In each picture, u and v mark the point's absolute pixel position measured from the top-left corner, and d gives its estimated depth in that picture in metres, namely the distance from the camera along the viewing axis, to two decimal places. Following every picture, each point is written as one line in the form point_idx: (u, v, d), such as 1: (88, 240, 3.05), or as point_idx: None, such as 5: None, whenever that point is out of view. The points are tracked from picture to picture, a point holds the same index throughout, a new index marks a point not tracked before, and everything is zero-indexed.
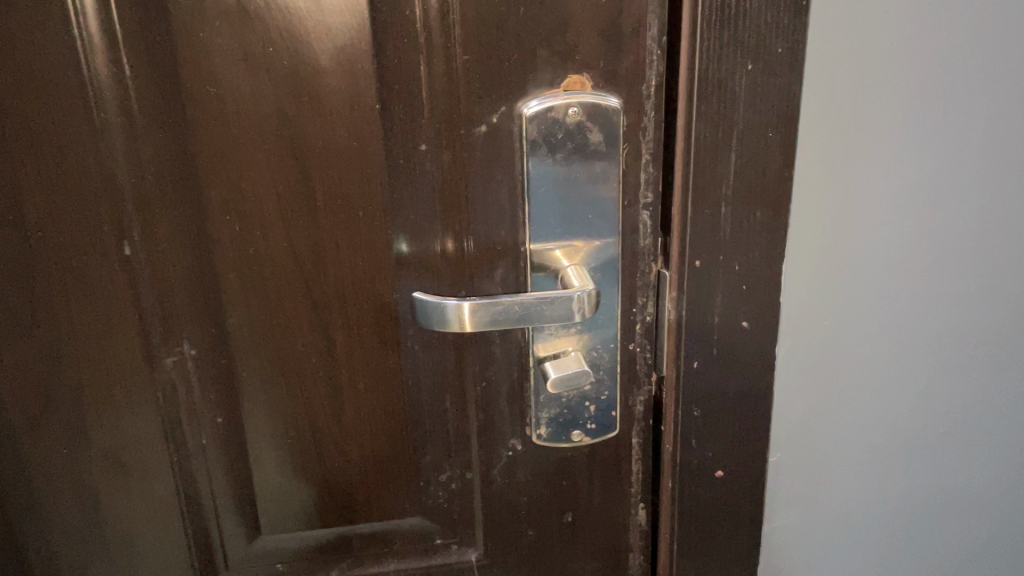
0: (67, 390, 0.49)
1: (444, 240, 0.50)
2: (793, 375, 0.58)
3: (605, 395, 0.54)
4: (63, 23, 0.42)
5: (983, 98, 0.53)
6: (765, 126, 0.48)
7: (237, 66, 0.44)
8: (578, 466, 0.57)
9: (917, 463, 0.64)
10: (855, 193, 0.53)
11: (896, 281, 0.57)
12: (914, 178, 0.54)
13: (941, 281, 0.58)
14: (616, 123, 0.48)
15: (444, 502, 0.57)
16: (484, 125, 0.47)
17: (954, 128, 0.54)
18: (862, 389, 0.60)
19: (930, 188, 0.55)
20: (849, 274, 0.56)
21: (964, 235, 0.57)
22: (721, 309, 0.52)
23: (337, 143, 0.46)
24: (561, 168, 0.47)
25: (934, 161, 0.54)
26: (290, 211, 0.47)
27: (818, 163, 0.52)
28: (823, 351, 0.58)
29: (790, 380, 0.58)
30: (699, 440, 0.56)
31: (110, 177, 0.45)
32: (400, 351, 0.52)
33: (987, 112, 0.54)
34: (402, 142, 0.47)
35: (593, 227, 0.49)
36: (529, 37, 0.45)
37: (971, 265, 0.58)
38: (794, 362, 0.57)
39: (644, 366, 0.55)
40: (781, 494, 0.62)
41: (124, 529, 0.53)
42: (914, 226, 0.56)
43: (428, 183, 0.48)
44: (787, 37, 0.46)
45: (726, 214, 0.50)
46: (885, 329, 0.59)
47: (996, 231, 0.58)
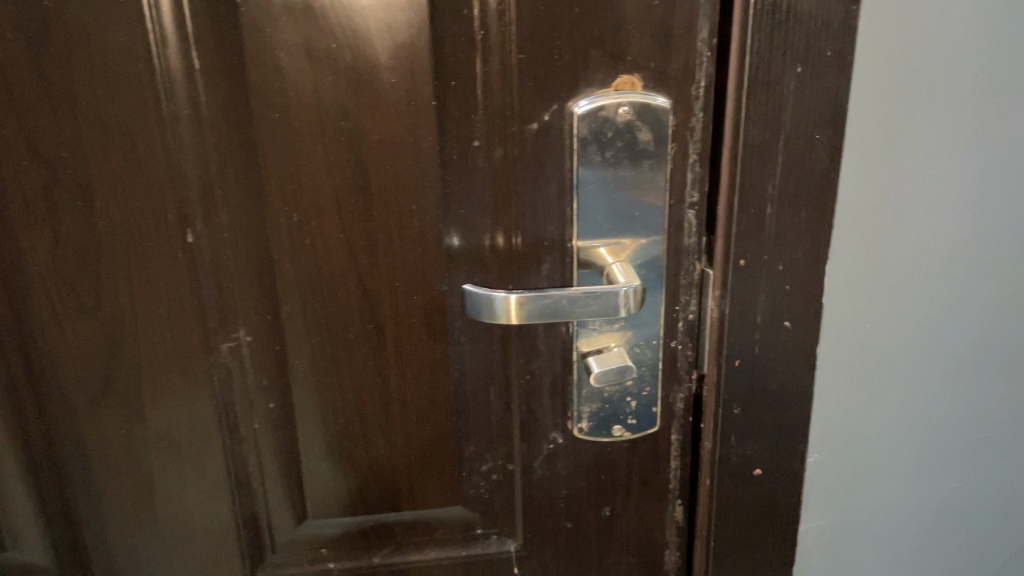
0: (127, 372, 0.51)
1: (493, 234, 0.51)
2: (835, 375, 0.58)
3: (646, 391, 0.55)
4: (137, 17, 0.43)
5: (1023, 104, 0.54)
6: (812, 128, 0.49)
7: (300, 61, 0.45)
8: (618, 461, 0.58)
9: (952, 466, 0.65)
10: (901, 194, 0.54)
11: (939, 284, 0.58)
12: (959, 180, 0.55)
13: (981, 285, 0.59)
14: (666, 122, 0.49)
15: (485, 493, 0.58)
16: (535, 123, 0.48)
17: (1000, 131, 0.54)
18: (901, 391, 0.60)
19: (975, 191, 0.55)
20: (893, 275, 0.56)
21: (1005, 240, 0.58)
22: (764, 308, 0.53)
23: (393, 138, 0.48)
24: (610, 167, 0.49)
25: (979, 165, 0.55)
26: (346, 202, 0.49)
27: (866, 162, 0.52)
28: (865, 352, 0.58)
29: (833, 380, 0.58)
30: (738, 438, 0.57)
31: (176, 167, 0.47)
32: (447, 343, 0.53)
33: None
34: (456, 138, 0.48)
35: (639, 224, 0.51)
36: (583, 37, 0.46)
37: (1005, 269, 0.59)
38: (836, 361, 0.57)
39: (686, 364, 0.56)
40: (817, 497, 0.62)
41: (176, 509, 0.55)
42: (958, 230, 0.56)
43: (479, 178, 0.50)
44: (837, 41, 0.47)
45: (772, 215, 0.50)
46: (923, 333, 0.59)
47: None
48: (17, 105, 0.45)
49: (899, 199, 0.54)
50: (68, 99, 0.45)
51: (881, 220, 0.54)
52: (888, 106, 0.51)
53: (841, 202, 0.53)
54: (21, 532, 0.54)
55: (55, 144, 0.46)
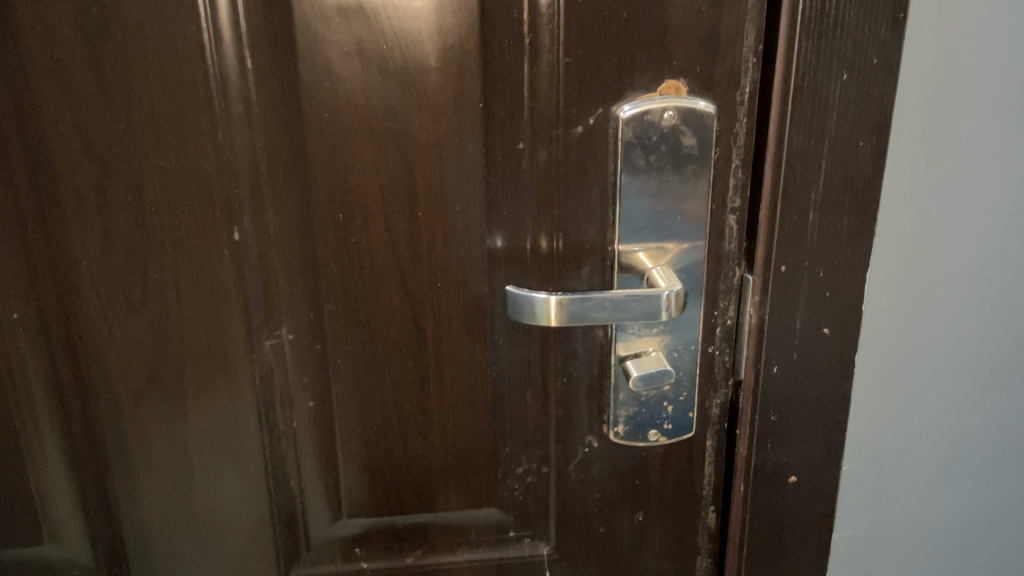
0: (171, 368, 0.51)
1: (535, 237, 0.51)
2: (872, 382, 0.58)
3: (683, 396, 0.55)
4: (194, 17, 0.44)
5: None
6: (856, 135, 0.49)
7: (351, 62, 0.46)
8: (652, 466, 0.58)
9: (986, 478, 0.65)
10: (942, 202, 0.54)
11: (977, 293, 0.58)
12: (1000, 189, 0.55)
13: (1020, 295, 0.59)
14: (711, 127, 0.49)
15: (519, 496, 0.58)
16: (581, 126, 0.48)
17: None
18: (937, 401, 0.60)
19: (1015, 200, 0.55)
20: (932, 283, 0.56)
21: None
22: (803, 315, 0.53)
23: (438, 139, 0.48)
24: (653, 171, 0.49)
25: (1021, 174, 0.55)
26: (392, 203, 0.49)
27: (907, 169, 0.52)
28: (902, 360, 0.58)
29: (869, 387, 0.58)
30: (774, 445, 0.56)
31: (226, 165, 0.47)
32: (486, 344, 0.54)
33: None
34: (501, 140, 0.49)
35: (681, 229, 0.51)
36: (630, 42, 0.47)
37: None
38: (873, 368, 0.57)
39: (722, 370, 0.56)
40: (850, 505, 0.62)
41: (215, 505, 0.55)
42: (998, 239, 0.56)
43: (524, 181, 0.50)
44: (883, 49, 0.47)
45: (814, 221, 0.50)
46: (960, 344, 0.59)
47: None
48: (73, 102, 0.45)
49: (940, 207, 0.54)
50: (122, 95, 0.45)
51: (921, 228, 0.54)
52: (931, 113, 0.51)
53: (882, 208, 0.53)
54: (60, 525, 0.55)
55: (108, 140, 0.46)
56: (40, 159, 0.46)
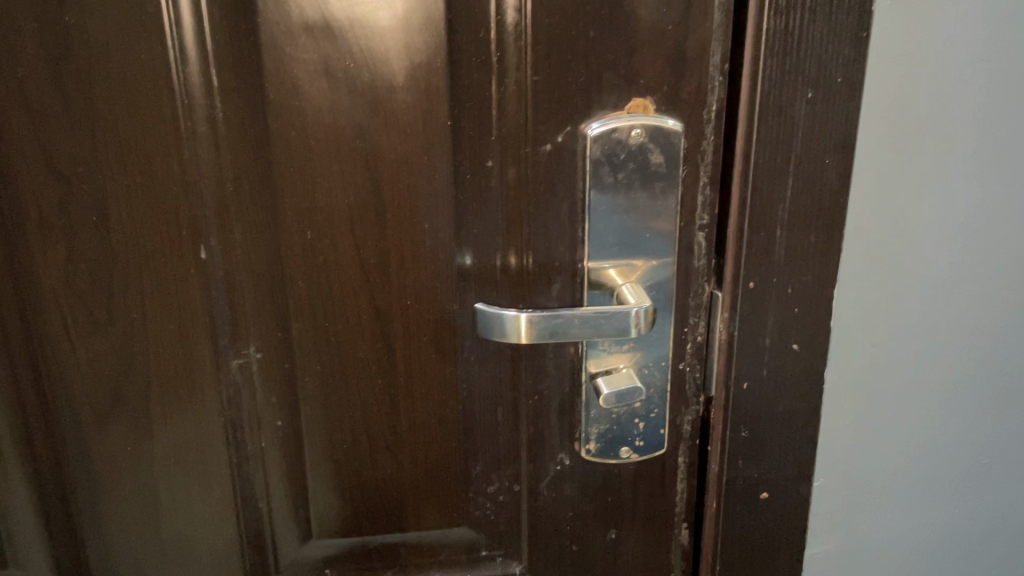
0: (136, 388, 0.51)
1: (505, 254, 0.51)
2: (842, 396, 0.58)
3: (654, 412, 0.55)
4: (159, 34, 0.44)
5: None
6: (822, 152, 0.49)
7: (318, 79, 0.46)
8: (624, 483, 0.58)
9: (957, 492, 0.65)
10: (908, 216, 0.54)
11: (944, 307, 0.58)
12: (965, 204, 0.55)
13: (987, 309, 0.59)
14: (678, 145, 0.49)
15: (491, 515, 0.58)
16: (549, 144, 0.48)
17: (1004, 156, 0.55)
18: (907, 415, 0.61)
19: (979, 215, 0.56)
20: (900, 297, 0.56)
21: (1010, 264, 0.58)
22: (772, 331, 0.53)
23: (407, 156, 0.48)
24: (621, 189, 0.49)
25: (985, 189, 0.55)
26: (360, 221, 0.49)
27: (873, 185, 0.53)
28: (872, 374, 0.58)
29: (840, 401, 0.58)
30: (745, 461, 0.56)
31: (193, 183, 0.47)
32: (457, 363, 0.53)
33: None
34: (470, 157, 0.49)
35: (649, 246, 0.51)
36: (597, 60, 0.47)
37: (1012, 297, 0.60)
38: (843, 383, 0.58)
39: (693, 386, 0.56)
40: (822, 520, 0.62)
41: (182, 527, 0.55)
42: (964, 253, 0.57)
43: (494, 198, 0.50)
44: (847, 67, 0.48)
45: (782, 237, 0.51)
46: (929, 358, 0.59)
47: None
48: (37, 118, 0.45)
49: (906, 222, 0.54)
50: (87, 113, 0.45)
51: (888, 243, 0.54)
52: (895, 129, 0.52)
53: (849, 223, 0.53)
54: (23, 549, 0.54)
55: (72, 158, 0.46)
56: (3, 179, 0.46)
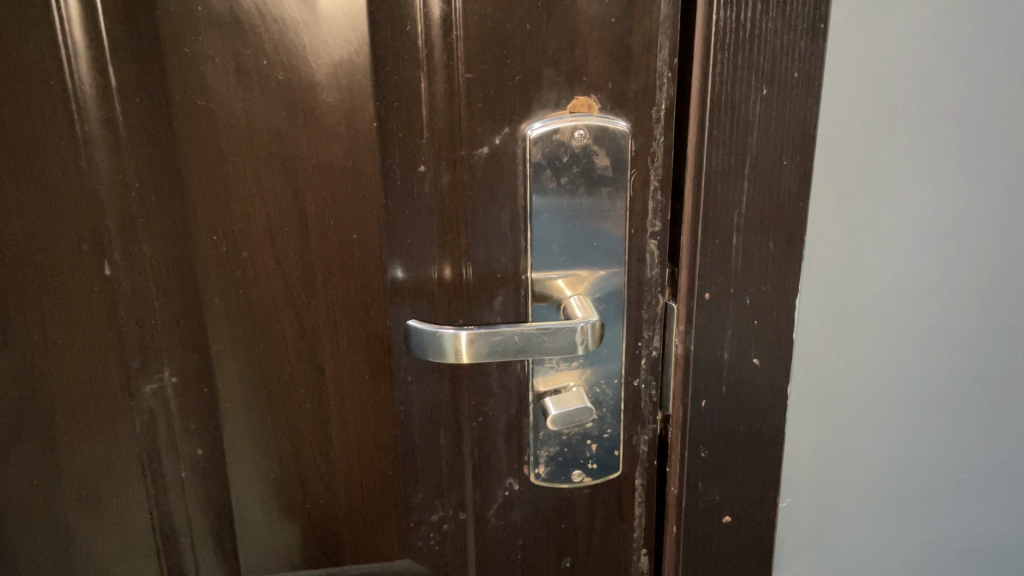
0: (41, 415, 0.47)
1: (442, 265, 0.47)
2: (809, 412, 0.54)
3: (608, 433, 0.52)
4: (50, 30, 0.40)
5: (998, 132, 0.52)
6: (779, 153, 0.46)
7: (229, 78, 0.43)
8: (578, 507, 0.54)
9: (931, 508, 0.62)
10: (874, 221, 0.51)
11: (912, 318, 0.55)
12: (932, 207, 0.52)
13: (957, 318, 0.56)
14: (626, 146, 0.45)
15: (436, 545, 0.54)
16: (485, 147, 0.44)
17: (972, 157, 0.52)
18: (877, 431, 0.57)
19: (948, 219, 0.53)
20: (867, 307, 0.53)
21: (979, 268, 0.55)
22: (731, 344, 0.50)
23: (326, 165, 0.45)
24: (565, 195, 0.45)
25: (953, 191, 0.52)
26: (281, 233, 0.46)
27: (837, 187, 0.49)
28: (839, 389, 0.55)
29: (807, 418, 0.55)
30: (706, 483, 0.53)
31: (93, 193, 0.42)
32: (390, 383, 0.50)
33: (1001, 146, 0.53)
34: (400, 162, 0.45)
35: (598, 256, 0.47)
36: (535, 54, 0.43)
37: (983, 302, 0.57)
38: (809, 399, 0.54)
39: (648, 404, 0.53)
40: (790, 543, 0.58)
41: (101, 562, 0.51)
42: (932, 259, 0.54)
43: (427, 205, 0.45)
44: (804, 61, 0.44)
45: (739, 243, 0.47)
46: (899, 369, 0.56)
47: (1009, 264, 0.56)
48: None
49: (872, 228, 0.51)
50: None
51: (853, 248, 0.51)
52: (859, 128, 0.48)
53: (812, 229, 0.49)
54: None
55: None
56: None
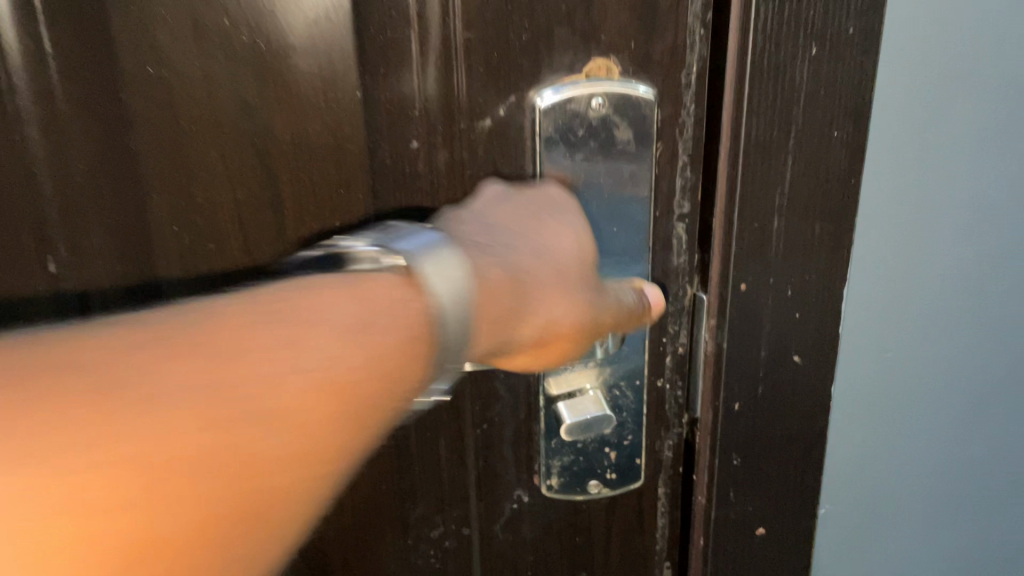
0: None
1: None
2: (854, 414, 0.49)
3: (627, 441, 0.46)
4: None
5: None
6: (830, 123, 0.39)
7: (186, 41, 0.36)
8: (594, 520, 0.49)
9: (986, 510, 0.56)
10: (935, 202, 0.45)
11: (973, 310, 0.49)
12: (1002, 186, 0.46)
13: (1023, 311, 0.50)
14: (651, 122, 0.40)
15: (436, 563, 0.48)
16: (488, 119, 0.39)
17: None
18: (928, 433, 0.52)
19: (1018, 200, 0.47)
20: (923, 298, 0.47)
21: None
22: (768, 340, 0.44)
23: (311, 151, 0.39)
24: (580, 173, 0.40)
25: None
26: (251, 221, 0.40)
27: (895, 164, 0.43)
28: (889, 388, 0.49)
29: (851, 419, 0.49)
30: (738, 494, 0.47)
31: (31, 181, 0.38)
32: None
33: None
34: (389, 139, 0.39)
35: (617, 242, 0.42)
36: (546, 10, 0.37)
37: None
38: (855, 400, 0.49)
39: (672, 406, 0.47)
40: (829, 552, 0.53)
41: None
42: (1000, 246, 0.47)
43: (420, 188, 0.40)
44: (861, 16, 0.38)
45: (781, 227, 0.41)
46: (954, 363, 0.50)
47: None
48: None
49: (933, 210, 0.45)
50: None
51: (910, 233, 0.45)
52: (922, 96, 0.42)
53: (864, 211, 0.43)
54: None
55: None
56: None
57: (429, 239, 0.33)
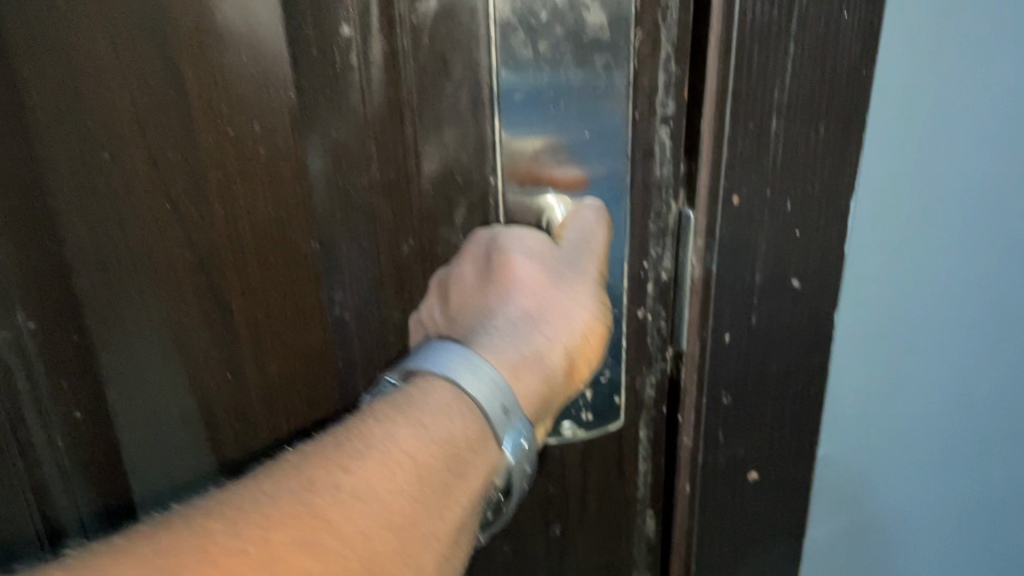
0: None
1: (382, 167, 0.35)
2: (860, 351, 0.44)
3: (605, 377, 0.41)
4: None
5: None
6: (840, 2, 0.34)
7: None
8: (568, 467, 0.43)
9: (997, 435, 0.52)
10: (948, 113, 0.39)
11: (988, 230, 0.44)
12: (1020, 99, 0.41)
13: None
14: (627, 9, 0.33)
15: None
16: (435, 1, 0.33)
17: None
18: (940, 364, 0.47)
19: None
20: (934, 221, 0.42)
21: None
22: (765, 261, 0.38)
23: (222, 44, 0.32)
24: (546, 66, 0.34)
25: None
26: (154, 124, 0.33)
27: (907, 74, 0.38)
28: (897, 321, 0.44)
29: (857, 358, 0.44)
30: (727, 436, 0.42)
31: None
32: (321, 333, 0.38)
33: None
34: (317, 25, 0.32)
35: (590, 150, 0.36)
36: None
37: None
38: (861, 337, 0.44)
39: (655, 339, 0.41)
40: (834, 496, 0.49)
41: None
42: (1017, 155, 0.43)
43: (356, 85, 0.34)
44: None
45: (776, 128, 0.36)
46: (963, 280, 0.45)
47: None
48: None
49: (947, 122, 0.40)
50: None
51: (924, 149, 0.40)
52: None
53: (872, 127, 0.38)
54: None
55: None
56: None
57: (454, 350, 0.35)
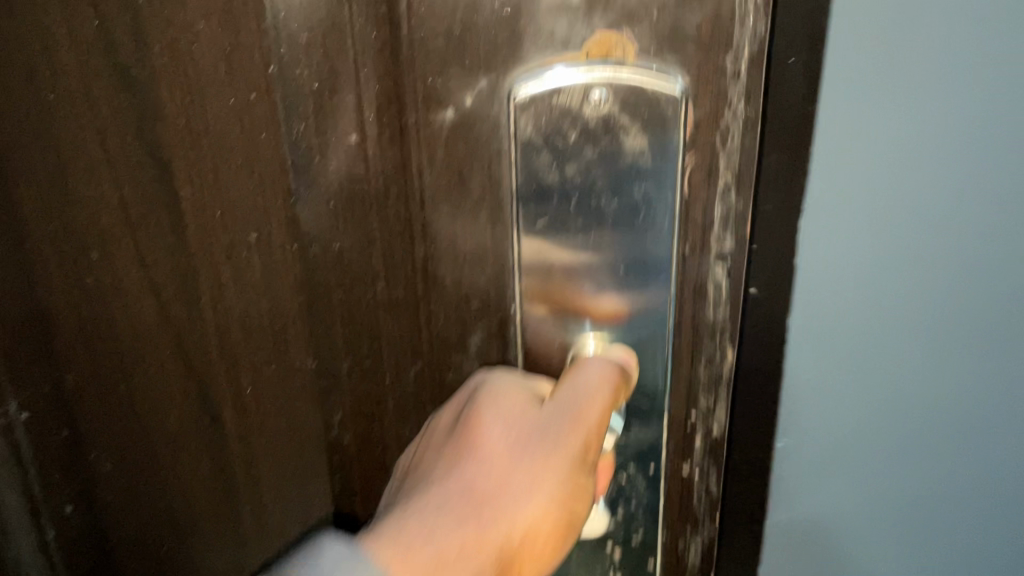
0: None
1: (385, 283, 0.32)
2: (876, 514, 0.37)
3: (639, 539, 0.35)
4: None
5: None
6: None
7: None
8: None
9: None
10: (924, 303, 0.33)
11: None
12: None
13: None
14: (674, 136, 0.28)
15: None
16: (451, 110, 0.29)
17: None
18: (1008, 510, 0.37)
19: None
20: (944, 375, 0.34)
21: None
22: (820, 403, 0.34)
23: (221, 149, 0.30)
24: (572, 192, 0.29)
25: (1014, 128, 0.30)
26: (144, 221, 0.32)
27: (875, 202, 0.31)
28: (925, 473, 0.36)
29: (873, 522, 0.37)
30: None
31: None
32: (317, 453, 0.35)
33: None
34: (318, 130, 0.29)
35: (625, 289, 0.30)
36: None
37: None
38: (877, 499, 0.37)
39: (702, 501, 0.35)
40: None
41: None
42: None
43: (359, 197, 0.30)
44: None
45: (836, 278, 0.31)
46: (972, 510, 0.37)
47: None
48: None
49: (931, 234, 0.31)
50: None
51: (923, 274, 0.32)
52: (853, 104, 0.29)
53: (849, 272, 0.32)
54: None
55: None
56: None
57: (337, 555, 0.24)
